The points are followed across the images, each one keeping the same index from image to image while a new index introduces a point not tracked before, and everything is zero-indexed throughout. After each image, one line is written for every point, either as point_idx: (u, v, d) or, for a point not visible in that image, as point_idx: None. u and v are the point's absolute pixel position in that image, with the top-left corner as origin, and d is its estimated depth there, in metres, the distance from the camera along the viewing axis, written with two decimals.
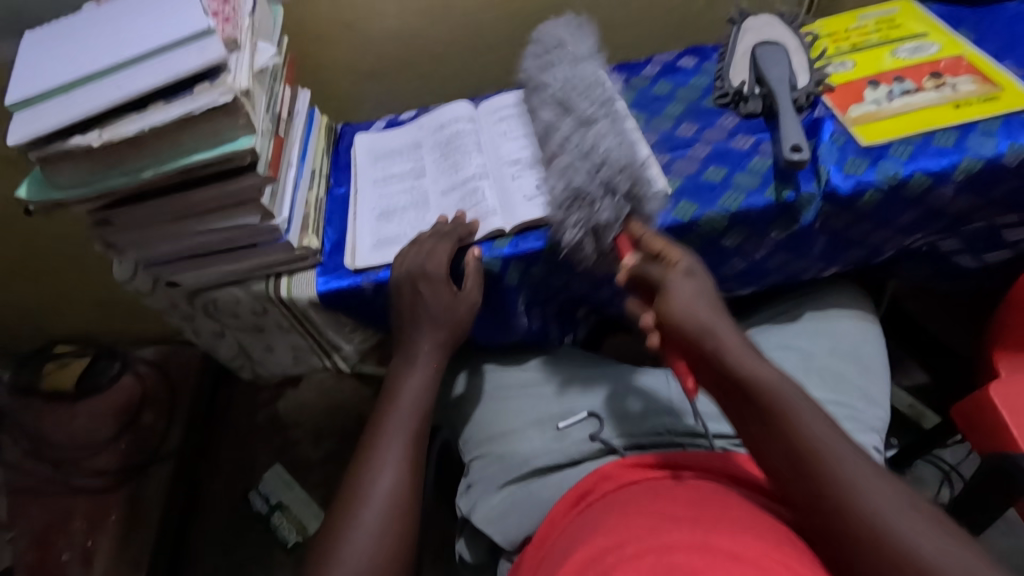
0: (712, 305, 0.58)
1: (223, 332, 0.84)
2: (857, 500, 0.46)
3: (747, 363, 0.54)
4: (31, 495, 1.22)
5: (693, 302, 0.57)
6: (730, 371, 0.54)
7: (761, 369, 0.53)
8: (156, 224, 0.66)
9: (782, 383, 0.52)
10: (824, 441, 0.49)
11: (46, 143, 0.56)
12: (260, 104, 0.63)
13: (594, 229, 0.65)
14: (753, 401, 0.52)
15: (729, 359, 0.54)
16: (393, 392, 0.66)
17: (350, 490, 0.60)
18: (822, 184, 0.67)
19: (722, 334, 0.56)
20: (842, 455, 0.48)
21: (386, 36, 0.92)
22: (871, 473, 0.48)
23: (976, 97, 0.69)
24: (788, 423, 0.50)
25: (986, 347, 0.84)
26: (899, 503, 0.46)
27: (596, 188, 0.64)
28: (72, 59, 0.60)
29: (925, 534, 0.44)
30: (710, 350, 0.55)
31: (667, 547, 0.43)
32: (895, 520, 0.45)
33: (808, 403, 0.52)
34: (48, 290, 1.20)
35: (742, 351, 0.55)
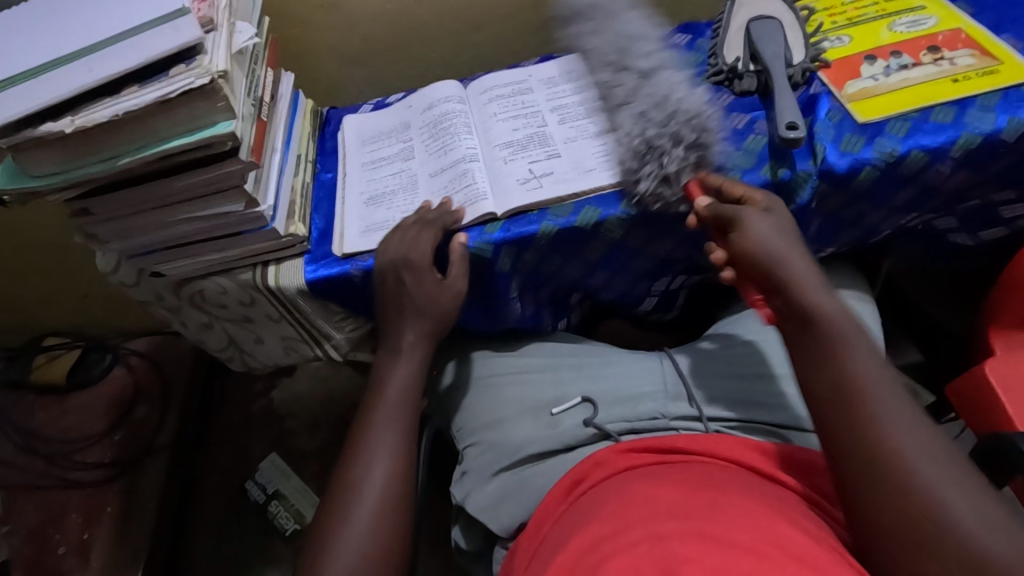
0: (784, 236, 0.59)
1: (211, 323, 0.83)
2: (903, 460, 0.46)
3: (814, 295, 0.55)
4: (25, 490, 1.21)
5: (772, 233, 0.59)
6: (797, 300, 0.55)
7: (825, 302, 0.54)
8: (137, 213, 0.64)
9: (849, 324, 0.53)
10: (874, 380, 0.50)
11: (18, 131, 0.54)
12: (239, 88, 0.61)
13: (666, 176, 0.67)
14: (808, 328, 0.54)
15: (796, 288, 0.55)
16: (398, 389, 0.65)
17: (344, 481, 0.59)
18: (818, 163, 0.66)
19: (795, 262, 0.57)
20: (893, 405, 0.49)
21: (371, 16, 0.90)
22: (920, 425, 0.48)
23: (975, 72, 0.68)
24: (838, 351, 0.52)
25: (980, 326, 0.84)
26: (946, 469, 0.46)
27: (680, 135, 0.68)
28: (42, 43, 0.57)
29: (962, 501, 0.44)
30: (780, 277, 0.56)
31: (664, 535, 0.42)
32: (918, 462, 0.46)
33: (866, 338, 0.53)
34: (34, 283, 1.18)
35: (811, 283, 0.56)
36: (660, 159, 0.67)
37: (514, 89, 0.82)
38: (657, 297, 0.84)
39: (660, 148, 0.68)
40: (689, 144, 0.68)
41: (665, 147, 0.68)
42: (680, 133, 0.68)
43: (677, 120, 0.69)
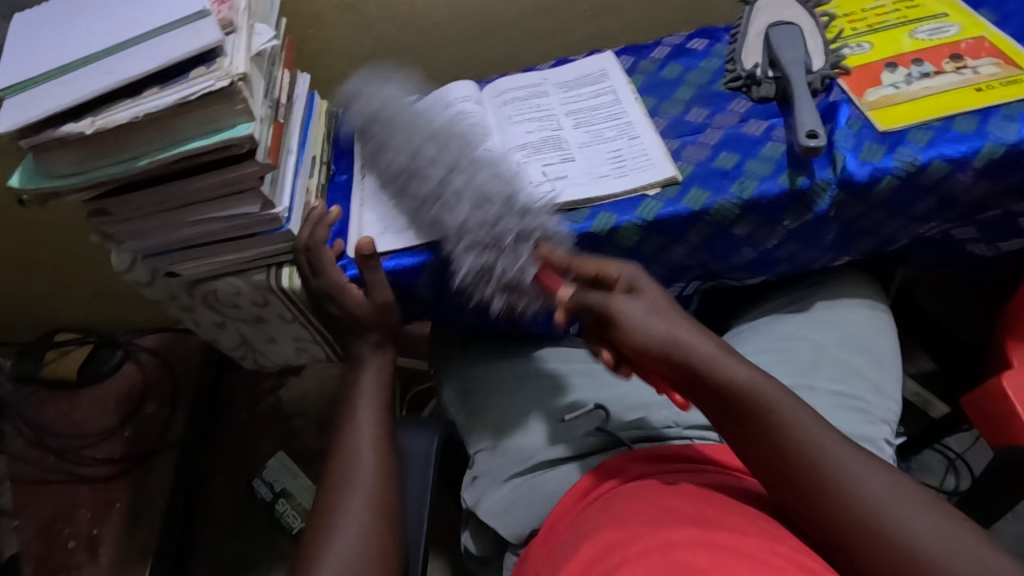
0: (665, 314, 0.54)
1: (223, 322, 0.83)
2: (894, 526, 0.43)
3: (719, 365, 0.50)
4: (35, 484, 1.22)
5: (651, 316, 0.54)
6: (708, 382, 0.50)
7: (738, 371, 0.50)
8: (153, 213, 0.64)
9: (770, 383, 0.50)
10: (816, 438, 0.48)
11: (38, 131, 0.54)
12: (258, 89, 0.61)
13: (510, 286, 0.63)
14: (731, 404, 0.50)
15: (705, 369, 0.50)
16: (386, 391, 0.67)
17: (336, 478, 0.59)
18: (837, 172, 0.65)
19: (692, 340, 0.52)
20: (841, 452, 0.47)
21: (387, 17, 0.90)
22: (874, 468, 0.46)
23: (997, 81, 0.67)
24: (767, 419, 0.48)
25: (997, 337, 0.83)
26: (904, 490, 0.45)
27: (497, 238, 0.63)
28: (63, 43, 0.58)
29: (944, 528, 0.43)
30: (682, 362, 0.51)
31: (673, 543, 0.42)
32: (896, 512, 0.44)
33: (790, 396, 0.50)
34: (48, 279, 1.19)
35: (717, 356, 0.51)
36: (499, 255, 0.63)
37: (531, 92, 0.82)
38: (671, 302, 0.81)
39: (489, 248, 0.63)
40: (522, 239, 0.63)
41: (496, 249, 0.63)
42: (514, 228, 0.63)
43: (498, 222, 0.63)
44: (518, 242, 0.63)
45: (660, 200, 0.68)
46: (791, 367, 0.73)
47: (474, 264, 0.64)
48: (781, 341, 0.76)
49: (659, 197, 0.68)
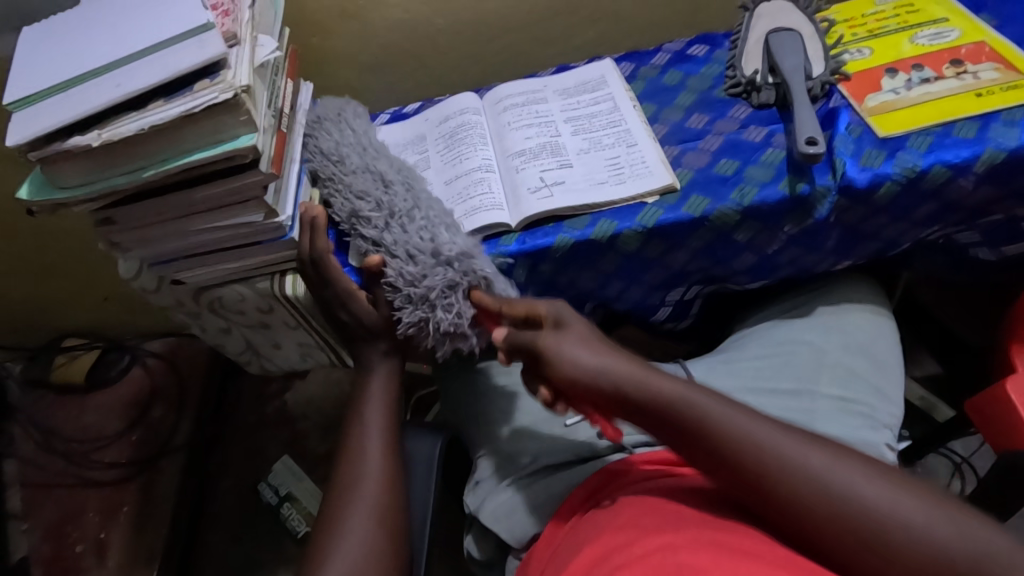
0: (594, 343, 0.59)
1: (228, 328, 0.84)
2: (868, 516, 0.44)
3: (648, 384, 0.54)
4: (45, 488, 1.24)
5: (580, 348, 0.58)
6: (638, 397, 0.54)
7: (663, 385, 0.53)
8: (159, 222, 0.65)
9: (711, 400, 0.52)
10: (765, 441, 0.49)
11: (46, 144, 0.55)
12: (261, 101, 0.61)
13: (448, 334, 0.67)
14: (676, 425, 0.51)
15: (631, 387, 0.54)
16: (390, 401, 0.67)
17: (340, 487, 0.59)
18: (838, 178, 0.65)
19: (615, 366, 0.56)
20: (787, 448, 0.48)
21: (390, 25, 0.90)
22: (828, 456, 0.47)
23: (998, 86, 0.67)
24: (707, 429, 0.50)
25: (1002, 341, 0.83)
26: (854, 468, 0.47)
27: (427, 296, 0.65)
28: (70, 56, 0.59)
29: (901, 505, 0.44)
30: (612, 385, 0.55)
31: (674, 545, 0.42)
32: (866, 497, 0.45)
33: (722, 401, 0.52)
34: (56, 286, 1.20)
35: (641, 374, 0.55)
36: (432, 308, 0.65)
37: (531, 97, 0.82)
38: (672, 306, 0.83)
39: (426, 303, 0.65)
40: (462, 286, 0.66)
41: (432, 304, 0.65)
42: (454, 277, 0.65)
43: (445, 267, 0.65)
44: (449, 293, 0.65)
45: (661, 206, 0.68)
46: (791, 372, 0.73)
47: (410, 308, 0.66)
48: (781, 346, 0.76)
49: (659, 203, 0.69)
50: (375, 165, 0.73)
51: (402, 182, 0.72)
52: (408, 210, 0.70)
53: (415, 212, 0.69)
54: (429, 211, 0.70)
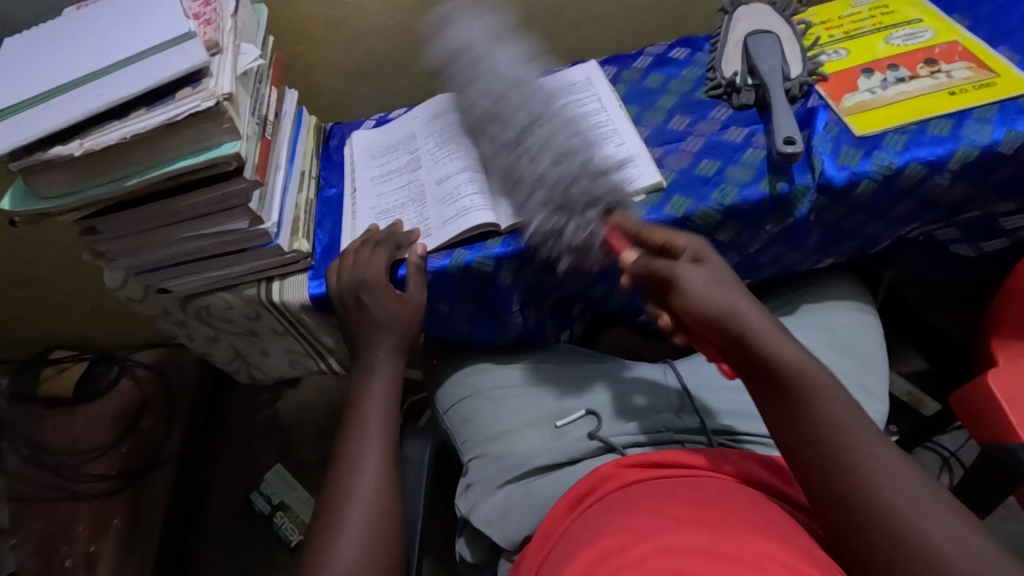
0: (738, 285, 0.57)
1: (217, 337, 0.84)
2: (908, 530, 0.43)
3: (775, 342, 0.52)
4: (33, 502, 1.22)
5: (719, 282, 0.56)
6: (756, 351, 0.52)
7: (786, 350, 0.51)
8: (143, 230, 0.65)
9: (823, 375, 0.50)
10: (847, 429, 0.48)
11: (28, 154, 0.55)
12: (244, 108, 0.62)
13: (575, 249, 0.67)
14: (783, 386, 0.50)
15: (754, 337, 0.52)
16: (393, 401, 0.66)
17: (335, 488, 0.59)
18: (816, 176, 0.66)
19: (749, 311, 0.54)
20: (859, 446, 0.47)
21: (374, 33, 0.91)
22: (895, 469, 0.46)
23: (971, 84, 0.68)
24: (807, 398, 0.49)
25: (984, 335, 0.84)
26: (912, 491, 0.45)
27: (570, 202, 0.66)
28: (51, 67, 0.59)
29: (942, 530, 0.43)
30: (736, 329, 0.53)
31: (672, 548, 0.42)
32: (907, 512, 0.44)
33: (833, 384, 0.50)
34: (43, 297, 1.19)
35: (770, 329, 0.53)
36: (570, 221, 0.66)
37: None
38: None
39: (564, 210, 0.67)
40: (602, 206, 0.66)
41: (571, 212, 0.67)
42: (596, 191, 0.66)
43: (574, 176, 0.67)
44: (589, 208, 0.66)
45: (645, 207, 0.69)
46: None
47: (544, 220, 0.67)
48: None
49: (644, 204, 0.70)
50: (492, 85, 0.78)
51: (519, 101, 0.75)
52: (527, 125, 0.73)
53: (538, 123, 0.73)
54: (551, 122, 0.73)
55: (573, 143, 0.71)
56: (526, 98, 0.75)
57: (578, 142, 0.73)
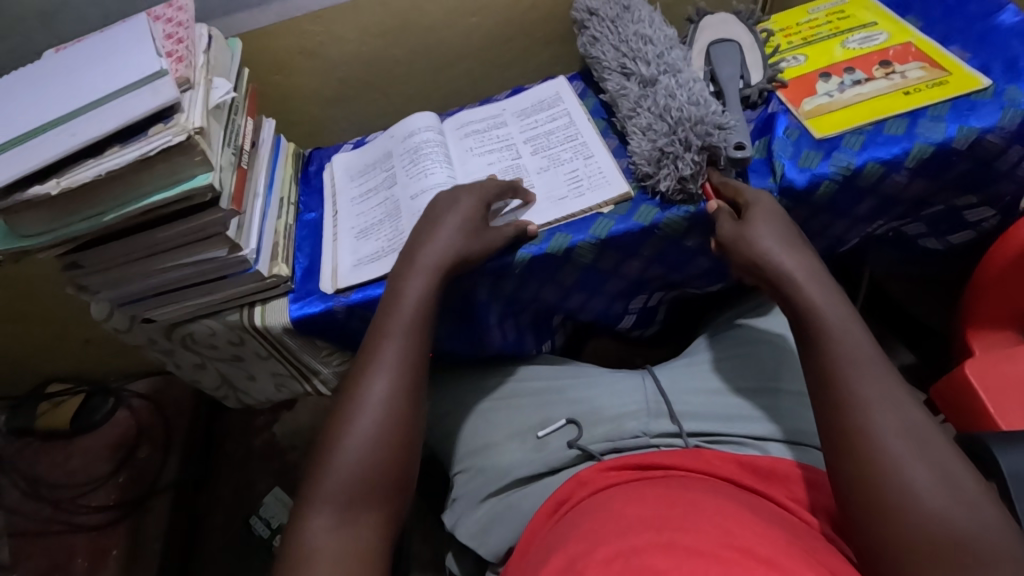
0: (782, 233, 0.62)
1: (203, 363, 0.85)
2: (892, 459, 0.47)
3: (805, 287, 0.58)
4: (31, 537, 1.22)
5: (765, 231, 0.62)
6: (792, 296, 0.58)
7: (813, 293, 0.57)
8: (125, 263, 0.67)
9: (849, 322, 0.55)
10: (863, 364, 0.52)
11: (7, 195, 0.57)
12: (218, 140, 0.64)
13: (683, 178, 0.68)
14: (805, 328, 0.57)
15: (788, 281, 0.59)
16: (411, 381, 0.59)
17: (322, 457, 0.55)
18: (777, 180, 0.68)
19: (784, 259, 0.60)
20: (867, 384, 0.51)
21: (348, 59, 0.93)
22: (903, 404, 0.50)
23: (925, 83, 0.70)
24: (827, 338, 0.54)
25: (959, 326, 0.85)
26: (909, 431, 0.48)
27: (691, 139, 0.68)
28: (27, 111, 0.61)
29: (918, 466, 0.46)
30: (769, 273, 0.60)
31: (633, 549, 0.44)
32: (895, 444, 0.48)
33: (856, 328, 0.55)
34: (36, 332, 1.21)
35: (802, 275, 0.58)
36: (675, 163, 0.68)
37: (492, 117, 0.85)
38: (636, 314, 0.86)
39: (681, 142, 0.69)
40: (703, 148, 0.68)
41: (685, 147, 0.69)
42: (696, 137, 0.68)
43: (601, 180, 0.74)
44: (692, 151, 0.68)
45: (613, 218, 0.71)
46: (755, 372, 0.74)
47: (651, 159, 0.70)
48: (746, 347, 0.76)
49: (612, 214, 0.71)
50: (530, 115, 0.84)
51: (562, 128, 0.81)
52: (557, 146, 0.79)
53: (569, 142, 0.79)
54: (580, 140, 0.79)
55: (604, 158, 0.76)
56: (551, 126, 0.82)
57: (585, 153, 0.77)
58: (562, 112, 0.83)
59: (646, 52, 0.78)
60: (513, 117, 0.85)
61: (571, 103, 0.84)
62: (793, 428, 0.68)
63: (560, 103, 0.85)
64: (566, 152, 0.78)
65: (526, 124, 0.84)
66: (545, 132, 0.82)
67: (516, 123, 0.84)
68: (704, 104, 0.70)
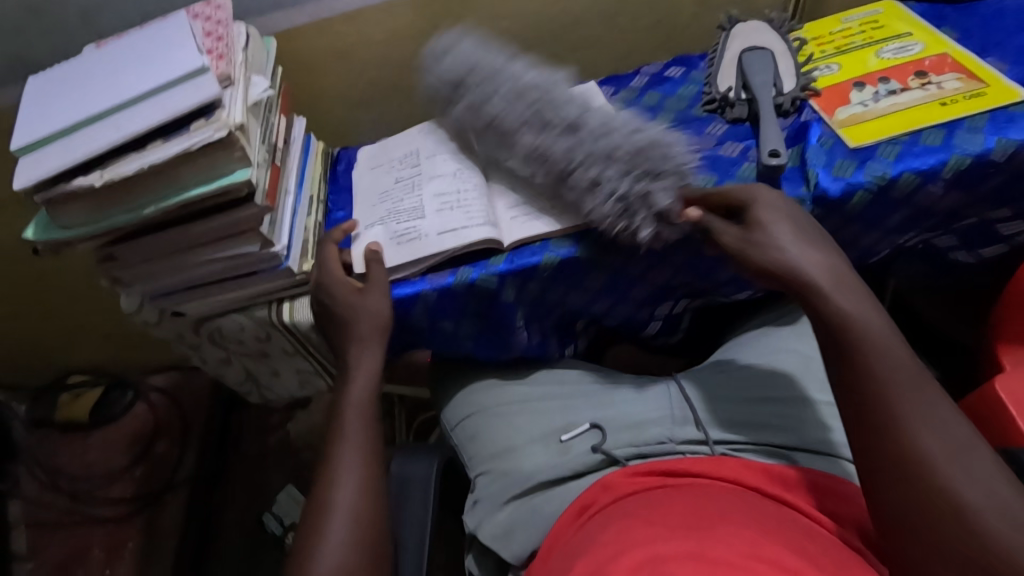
0: (812, 241, 0.61)
1: (229, 358, 0.86)
2: (939, 475, 0.46)
3: (836, 297, 0.56)
4: (49, 527, 1.24)
5: (794, 239, 0.60)
6: (827, 307, 0.56)
7: (844, 302, 0.56)
8: (160, 257, 0.68)
9: (881, 328, 0.54)
10: (896, 373, 0.51)
11: (51, 186, 0.58)
12: (255, 136, 0.65)
13: (660, 215, 0.68)
14: (840, 338, 0.54)
15: (820, 293, 0.57)
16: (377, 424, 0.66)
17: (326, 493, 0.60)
18: (811, 188, 0.68)
19: (813, 265, 0.59)
20: (906, 396, 0.50)
21: (378, 61, 0.94)
22: (942, 415, 0.48)
23: (962, 95, 0.70)
24: (859, 347, 0.53)
25: (988, 342, 0.84)
26: (949, 441, 0.47)
27: (652, 170, 0.69)
28: (72, 105, 0.62)
29: (966, 483, 0.45)
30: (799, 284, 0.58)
31: (662, 557, 0.43)
32: (941, 461, 0.46)
33: (889, 334, 0.53)
34: (61, 324, 1.23)
35: (832, 284, 0.57)
36: (648, 199, 0.68)
37: (408, 171, 0.83)
38: (661, 320, 0.86)
39: (645, 175, 0.69)
40: (671, 177, 0.69)
41: (651, 178, 0.68)
42: (659, 168, 0.69)
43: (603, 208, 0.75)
44: (653, 181, 0.68)
45: None
46: (780, 382, 0.73)
47: (616, 203, 0.69)
48: (773, 357, 0.76)
49: None
50: None
51: None
52: None
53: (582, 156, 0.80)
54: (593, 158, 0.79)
55: None
56: None
57: None
58: None
59: (557, 99, 0.76)
60: None
61: (597, 104, 0.84)
62: (823, 439, 0.67)
63: (583, 108, 0.85)
64: None
65: None
66: None
67: None
68: (654, 134, 0.71)
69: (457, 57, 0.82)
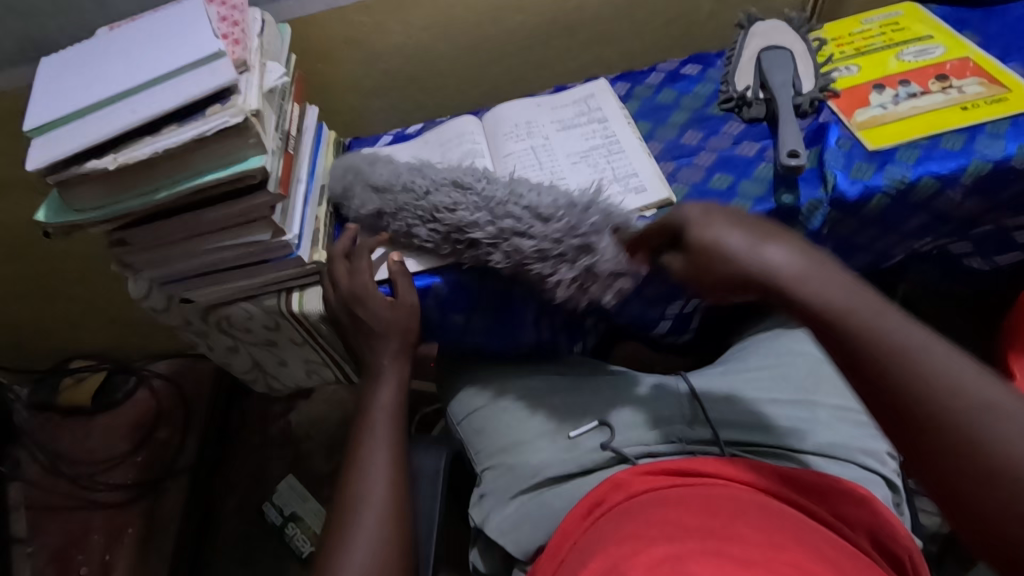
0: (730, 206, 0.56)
1: (236, 346, 0.86)
2: (932, 389, 0.40)
3: (768, 253, 0.50)
4: (49, 511, 1.23)
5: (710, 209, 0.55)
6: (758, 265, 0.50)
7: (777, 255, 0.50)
8: (171, 243, 0.67)
9: (812, 272, 0.48)
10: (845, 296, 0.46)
11: (65, 168, 0.57)
12: (270, 123, 0.64)
13: (614, 275, 0.66)
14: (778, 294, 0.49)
15: (755, 254, 0.51)
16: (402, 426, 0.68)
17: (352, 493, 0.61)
18: (828, 190, 0.68)
19: (732, 225, 0.53)
20: (862, 314, 0.45)
21: (391, 51, 0.93)
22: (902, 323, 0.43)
23: (983, 99, 0.69)
24: (796, 289, 0.48)
25: (999, 349, 0.83)
26: (925, 347, 0.42)
27: (566, 252, 0.66)
28: (86, 85, 0.61)
29: (960, 388, 0.39)
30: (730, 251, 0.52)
31: (679, 555, 0.43)
32: (930, 371, 0.41)
33: (830, 268, 0.48)
34: (66, 307, 1.22)
35: (762, 240, 0.51)
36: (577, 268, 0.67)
37: None
38: (672, 319, 0.85)
39: (565, 261, 0.67)
40: (595, 232, 0.66)
41: (571, 261, 0.67)
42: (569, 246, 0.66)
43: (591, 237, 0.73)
44: (580, 253, 0.66)
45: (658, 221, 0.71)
46: (793, 383, 0.73)
47: (566, 289, 0.68)
48: (783, 359, 0.76)
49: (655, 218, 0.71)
50: (561, 115, 0.83)
51: (596, 133, 0.80)
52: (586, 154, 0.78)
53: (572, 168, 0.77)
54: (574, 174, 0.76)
55: (642, 163, 0.75)
56: (585, 129, 0.81)
57: (620, 160, 0.76)
58: (593, 119, 0.82)
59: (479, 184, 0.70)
60: (546, 116, 0.83)
61: (609, 102, 0.83)
62: (833, 442, 0.67)
63: (596, 105, 0.83)
64: (598, 159, 0.77)
65: (560, 124, 0.82)
66: (577, 137, 0.80)
67: (552, 121, 0.82)
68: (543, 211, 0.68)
69: (363, 190, 0.75)
